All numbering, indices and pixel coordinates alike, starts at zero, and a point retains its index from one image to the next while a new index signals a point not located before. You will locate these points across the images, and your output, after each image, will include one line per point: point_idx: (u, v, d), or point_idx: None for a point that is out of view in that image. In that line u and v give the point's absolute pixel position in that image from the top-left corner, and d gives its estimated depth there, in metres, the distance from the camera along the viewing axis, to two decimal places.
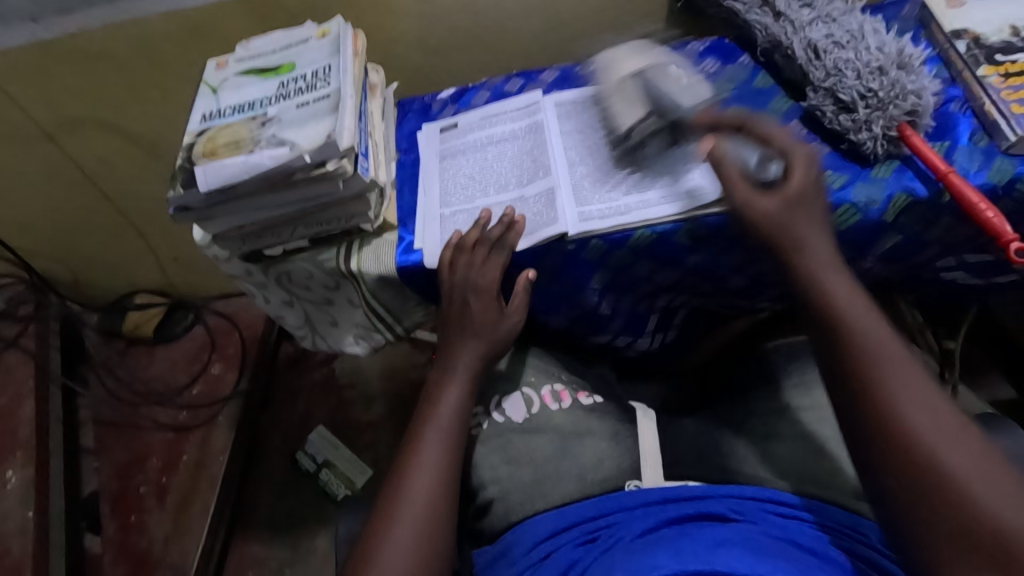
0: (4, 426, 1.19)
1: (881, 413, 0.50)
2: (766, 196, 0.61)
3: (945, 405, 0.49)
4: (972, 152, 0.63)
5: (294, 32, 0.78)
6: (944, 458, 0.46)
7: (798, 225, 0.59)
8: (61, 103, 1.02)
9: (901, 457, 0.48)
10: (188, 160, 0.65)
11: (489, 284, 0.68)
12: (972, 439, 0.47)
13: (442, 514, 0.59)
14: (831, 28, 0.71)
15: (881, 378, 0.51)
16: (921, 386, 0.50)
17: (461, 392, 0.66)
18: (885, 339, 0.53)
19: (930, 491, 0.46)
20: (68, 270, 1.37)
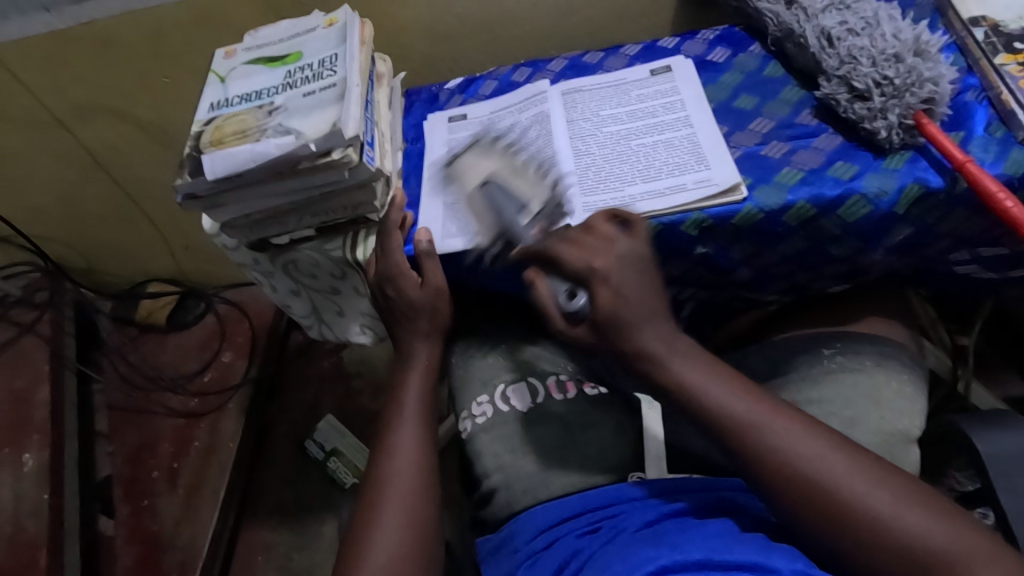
0: (20, 409, 1.22)
1: (779, 477, 0.51)
2: (581, 331, 0.60)
3: (791, 419, 0.53)
4: (987, 143, 0.61)
5: (302, 21, 0.78)
6: (840, 483, 0.49)
7: (637, 332, 0.57)
8: (74, 92, 1.03)
9: (816, 514, 0.49)
10: (195, 149, 0.66)
11: (395, 268, 0.70)
12: (853, 458, 0.51)
13: (429, 495, 0.61)
14: (844, 16, 0.70)
15: (760, 443, 0.52)
16: (795, 428, 0.52)
17: (421, 383, 0.70)
18: (746, 399, 0.54)
19: (854, 535, 0.48)
20: (82, 257, 1.39)
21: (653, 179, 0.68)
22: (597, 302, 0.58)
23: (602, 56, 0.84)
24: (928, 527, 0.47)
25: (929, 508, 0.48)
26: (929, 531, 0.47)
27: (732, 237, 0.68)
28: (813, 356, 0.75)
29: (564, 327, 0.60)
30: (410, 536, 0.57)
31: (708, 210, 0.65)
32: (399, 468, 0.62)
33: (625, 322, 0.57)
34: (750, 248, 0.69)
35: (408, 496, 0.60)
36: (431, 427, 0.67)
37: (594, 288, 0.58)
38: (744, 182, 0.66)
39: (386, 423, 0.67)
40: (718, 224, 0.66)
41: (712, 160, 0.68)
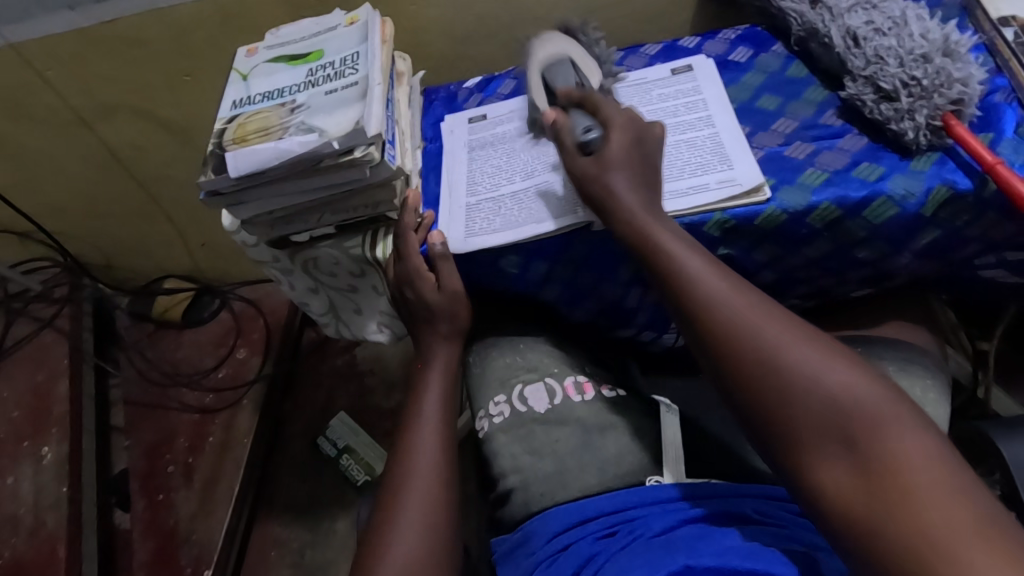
0: (40, 403, 1.23)
1: (712, 324, 0.51)
2: (593, 164, 0.62)
3: (740, 287, 0.52)
4: (1018, 144, 0.60)
5: (323, 20, 0.79)
6: (774, 342, 0.48)
7: (605, 177, 0.61)
8: (97, 90, 1.04)
9: (736, 361, 0.49)
10: (218, 146, 0.66)
11: (412, 270, 0.71)
12: (789, 317, 0.50)
13: (449, 494, 0.61)
14: (871, 15, 0.69)
15: (699, 293, 0.52)
16: (741, 292, 0.52)
17: (442, 385, 0.70)
18: (696, 255, 0.55)
19: (769, 381, 0.47)
20: (101, 253, 1.41)
21: (675, 178, 0.68)
22: (613, 136, 0.62)
23: (621, 56, 0.84)
24: (845, 381, 0.45)
25: (862, 374, 0.46)
26: (853, 388, 0.45)
27: (756, 239, 0.67)
28: None
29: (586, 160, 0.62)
30: (430, 535, 0.57)
31: (730, 211, 0.65)
32: (418, 467, 0.62)
33: (631, 160, 0.61)
34: (773, 251, 0.68)
35: (427, 496, 0.60)
36: (451, 428, 0.67)
37: (614, 128, 0.62)
38: (767, 183, 0.65)
39: (406, 423, 0.67)
40: (741, 225, 0.65)
41: (734, 155, 0.68)
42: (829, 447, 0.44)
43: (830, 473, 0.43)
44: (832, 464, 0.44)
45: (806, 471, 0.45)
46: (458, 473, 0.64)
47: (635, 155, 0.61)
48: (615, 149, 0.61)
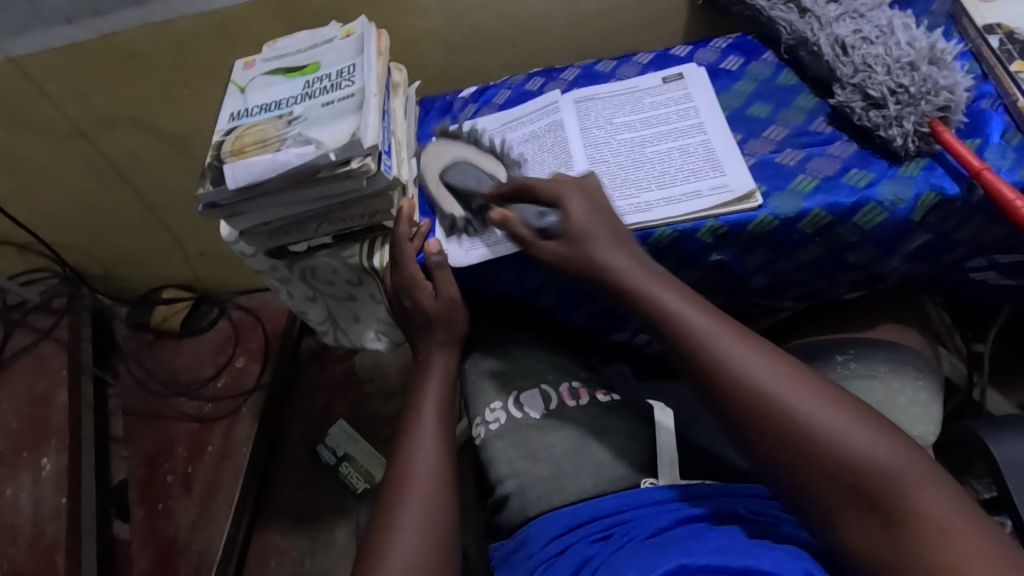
0: (39, 414, 1.23)
1: (733, 387, 0.52)
2: (561, 247, 0.64)
3: (759, 350, 0.54)
4: (1004, 150, 0.61)
5: (319, 33, 0.80)
6: (795, 411, 0.50)
7: (598, 251, 0.62)
8: (96, 102, 1.05)
9: (761, 425, 0.51)
10: (216, 158, 0.67)
11: (409, 281, 0.71)
12: (806, 379, 0.52)
13: (447, 500, 0.61)
14: (858, 24, 0.70)
15: (719, 357, 0.54)
16: (760, 355, 0.53)
17: (440, 392, 0.71)
18: (707, 317, 0.57)
19: (795, 450, 0.49)
20: (100, 263, 1.41)
21: (669, 186, 0.69)
22: (570, 213, 0.64)
23: (614, 65, 0.85)
24: (866, 446, 0.47)
25: (880, 432, 0.48)
26: (878, 449, 0.47)
27: (748, 244, 0.68)
28: (827, 362, 0.75)
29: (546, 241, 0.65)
30: (428, 541, 0.57)
31: (723, 217, 0.66)
32: (416, 474, 0.62)
33: (603, 235, 0.63)
34: (765, 256, 0.69)
35: (426, 502, 0.60)
36: (448, 434, 0.68)
37: (565, 200, 0.65)
38: (759, 190, 0.66)
39: (404, 430, 0.67)
40: (733, 231, 0.66)
41: (727, 162, 0.69)
42: (858, 511, 0.46)
43: (861, 531, 0.46)
44: (862, 523, 0.46)
45: (838, 531, 0.47)
46: (456, 478, 0.64)
47: (599, 224, 0.64)
48: (578, 225, 0.63)
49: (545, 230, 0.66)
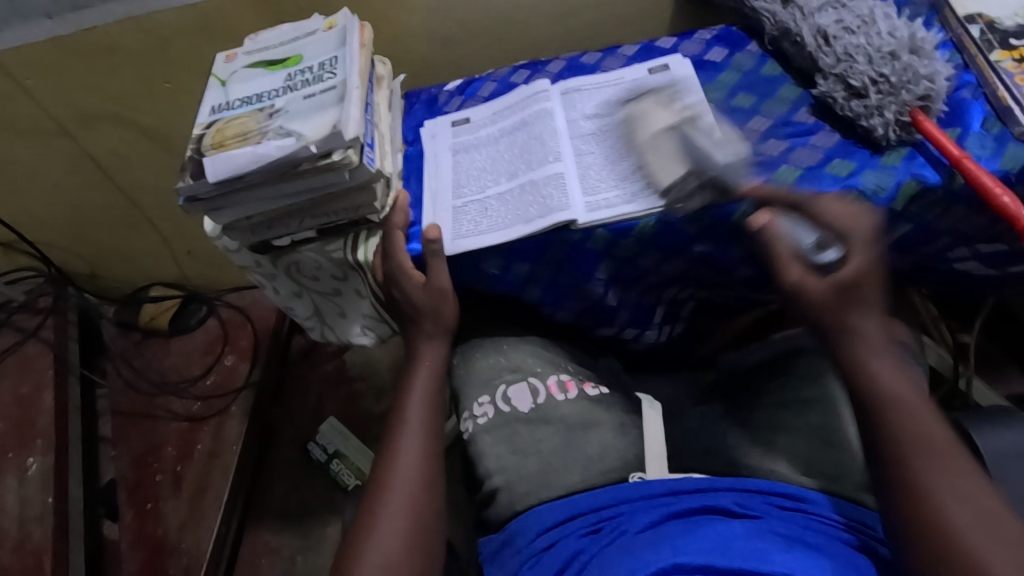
0: (24, 414, 1.22)
1: (893, 458, 0.52)
2: (814, 281, 0.60)
3: (951, 449, 0.51)
4: (984, 139, 0.61)
5: (301, 25, 0.79)
6: (952, 514, 0.48)
7: (843, 310, 0.58)
8: (77, 98, 1.04)
9: (902, 498, 0.51)
10: (196, 152, 0.66)
11: (403, 270, 0.71)
12: (988, 501, 0.48)
13: (430, 491, 0.61)
14: (840, 14, 0.70)
15: (891, 425, 0.53)
16: (950, 454, 0.51)
17: (428, 381, 0.70)
18: (913, 397, 0.54)
19: (932, 539, 0.48)
20: (86, 262, 1.40)
21: (653, 177, 0.69)
22: (848, 266, 0.59)
23: (599, 57, 0.85)
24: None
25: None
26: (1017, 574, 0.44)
27: (732, 235, 0.68)
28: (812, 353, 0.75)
29: (810, 280, 0.60)
30: (410, 533, 0.57)
31: (706, 208, 0.66)
32: (402, 466, 0.62)
33: (867, 290, 0.59)
34: (750, 247, 0.69)
35: (410, 494, 0.60)
36: (436, 425, 0.67)
37: (854, 252, 0.59)
38: (742, 180, 0.66)
39: (392, 426, 0.67)
40: (716, 222, 0.67)
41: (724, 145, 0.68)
42: None
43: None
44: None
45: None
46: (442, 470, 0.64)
47: (871, 281, 0.59)
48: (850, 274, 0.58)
49: (823, 267, 0.61)
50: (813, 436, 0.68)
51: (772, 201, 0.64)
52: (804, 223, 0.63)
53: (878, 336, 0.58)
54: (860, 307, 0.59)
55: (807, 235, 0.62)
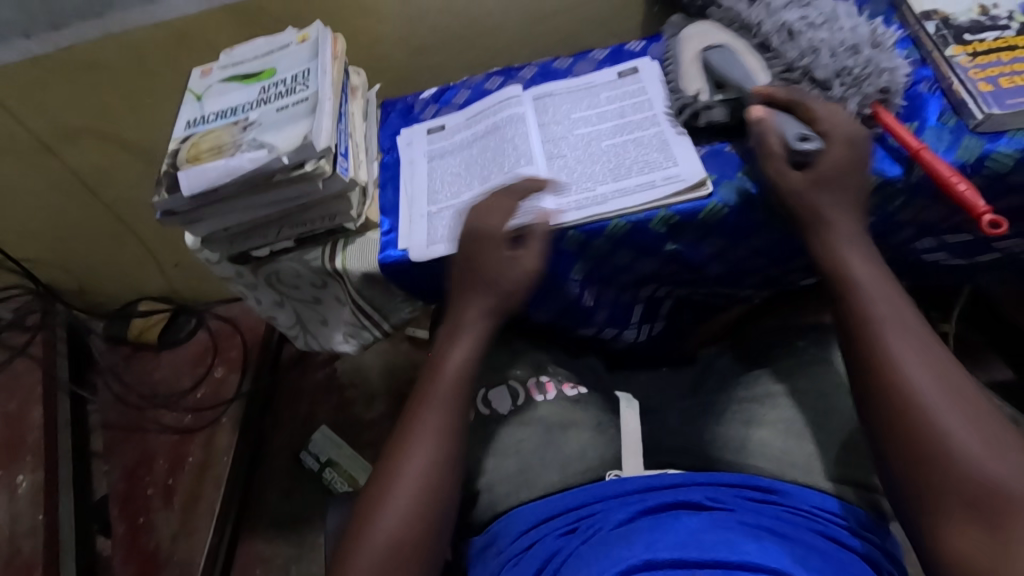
0: (14, 432, 1.22)
1: (883, 376, 0.53)
2: (799, 175, 0.62)
3: (925, 338, 0.54)
4: (940, 132, 0.63)
5: (275, 39, 0.80)
6: (924, 396, 0.51)
7: (824, 209, 0.61)
8: (59, 115, 1.04)
9: (894, 416, 0.52)
10: (172, 166, 0.67)
11: (495, 228, 0.66)
12: (959, 382, 0.51)
13: (439, 492, 0.58)
14: (805, 11, 0.72)
15: (880, 346, 0.55)
16: (922, 340, 0.54)
17: (460, 368, 0.64)
18: (887, 293, 0.58)
19: (900, 419, 0.51)
20: (73, 278, 1.41)
21: (622, 178, 0.70)
22: (832, 153, 0.61)
23: (571, 62, 0.86)
24: (970, 441, 0.48)
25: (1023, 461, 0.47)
26: (1009, 474, 0.46)
27: (701, 233, 0.69)
28: (786, 347, 0.76)
29: (788, 169, 0.62)
30: (411, 535, 0.56)
31: (674, 207, 0.67)
32: (415, 461, 0.59)
33: (844, 183, 0.61)
34: (719, 245, 0.71)
35: (418, 493, 0.57)
36: (460, 419, 0.63)
37: (834, 142, 0.61)
38: (709, 178, 0.67)
39: (419, 396, 0.63)
40: (684, 220, 0.68)
41: (688, 78, 0.73)
42: (956, 505, 0.47)
43: (957, 533, 0.46)
44: (960, 524, 0.46)
45: (935, 530, 0.47)
46: (456, 469, 0.61)
47: (851, 172, 0.61)
48: (831, 166, 0.60)
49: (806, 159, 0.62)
50: (786, 428, 0.69)
51: (772, 101, 0.65)
52: (795, 119, 0.64)
53: (857, 238, 0.61)
54: (836, 211, 0.61)
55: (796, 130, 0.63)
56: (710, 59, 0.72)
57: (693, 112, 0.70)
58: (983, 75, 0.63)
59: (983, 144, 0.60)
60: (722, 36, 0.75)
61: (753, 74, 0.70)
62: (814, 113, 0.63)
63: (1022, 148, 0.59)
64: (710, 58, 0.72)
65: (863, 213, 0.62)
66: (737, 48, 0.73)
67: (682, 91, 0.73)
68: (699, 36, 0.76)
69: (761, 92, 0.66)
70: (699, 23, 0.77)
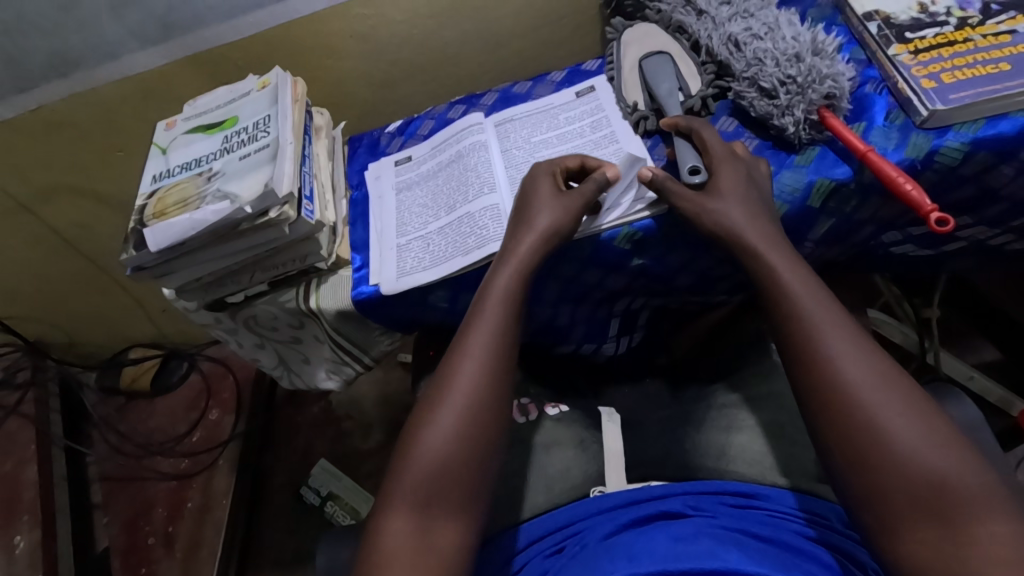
0: (9, 493, 1.22)
1: (821, 379, 0.51)
2: (702, 199, 0.63)
3: (862, 339, 0.53)
4: (888, 131, 0.64)
5: (236, 86, 0.81)
6: (868, 401, 0.49)
7: (737, 216, 0.61)
8: (32, 175, 1.05)
9: (836, 420, 0.50)
10: (139, 222, 0.69)
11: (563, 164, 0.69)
12: (904, 383, 0.50)
13: (486, 426, 0.56)
14: (748, 22, 0.73)
15: (818, 345, 0.53)
16: (858, 341, 0.52)
17: (507, 296, 0.62)
18: (820, 293, 0.56)
19: (851, 425, 0.49)
20: (63, 332, 1.41)
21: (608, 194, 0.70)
22: (722, 178, 0.63)
23: (530, 86, 0.88)
24: (923, 448, 0.46)
25: (964, 453, 0.46)
26: (957, 472, 0.45)
27: (666, 245, 0.70)
28: (763, 350, 0.77)
29: (693, 195, 0.63)
30: (461, 464, 0.54)
31: (635, 223, 0.68)
32: (453, 401, 0.57)
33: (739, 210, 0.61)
34: (685, 255, 0.72)
35: (464, 424, 0.56)
36: (503, 364, 0.59)
37: (719, 164, 0.64)
38: None
39: (435, 392, 0.58)
40: (646, 236, 0.69)
41: (627, 86, 0.77)
42: (919, 513, 0.45)
43: (915, 539, 0.45)
44: (918, 528, 0.45)
45: (890, 537, 0.46)
46: (508, 398, 0.59)
47: (748, 190, 0.62)
48: (727, 185, 0.62)
49: (699, 185, 0.65)
50: (767, 432, 0.70)
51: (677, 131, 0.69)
52: (693, 153, 0.68)
53: (776, 243, 0.59)
54: (727, 199, 0.62)
55: (691, 161, 0.67)
56: (647, 69, 0.76)
57: (632, 122, 0.75)
58: (925, 71, 0.64)
59: (931, 140, 0.61)
60: (662, 43, 0.78)
61: (685, 85, 0.75)
62: (706, 145, 0.65)
63: (969, 141, 0.60)
64: (651, 69, 0.76)
65: (768, 213, 0.62)
66: (674, 56, 0.77)
67: (626, 102, 0.77)
68: (641, 42, 0.79)
69: (669, 123, 0.69)
70: (637, 30, 0.81)
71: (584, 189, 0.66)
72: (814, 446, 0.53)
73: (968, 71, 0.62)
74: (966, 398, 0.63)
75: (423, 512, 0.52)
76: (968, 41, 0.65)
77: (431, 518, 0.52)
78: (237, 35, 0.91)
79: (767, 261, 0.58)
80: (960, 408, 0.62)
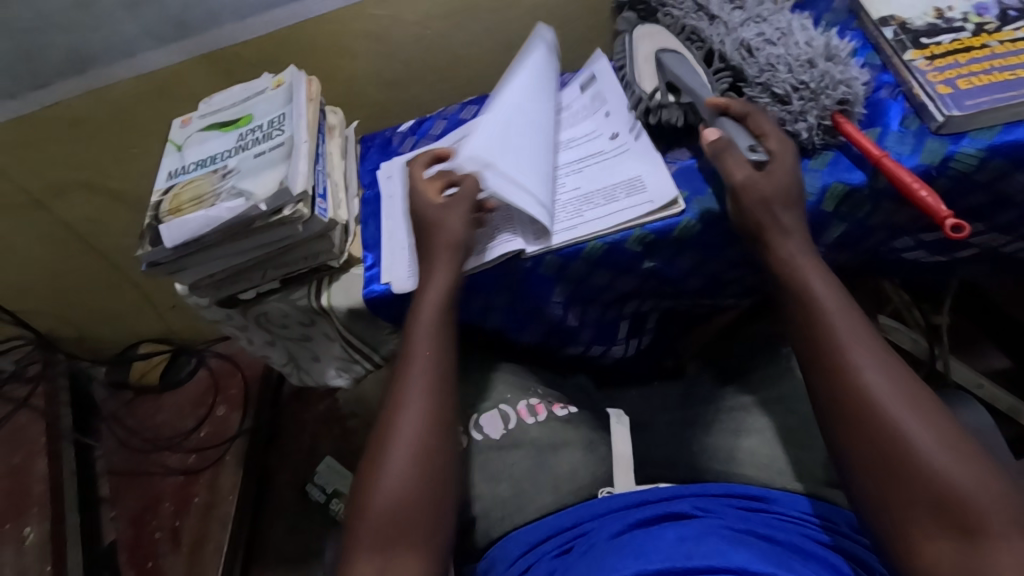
0: (18, 485, 1.23)
1: (843, 387, 0.52)
2: (761, 177, 0.61)
3: (887, 352, 0.53)
4: (903, 136, 0.64)
5: (251, 85, 0.82)
6: (889, 411, 0.49)
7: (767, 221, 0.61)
8: (48, 171, 1.06)
9: (856, 428, 0.50)
10: (155, 219, 0.69)
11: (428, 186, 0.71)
12: (926, 397, 0.50)
13: (434, 453, 0.58)
14: (761, 28, 0.73)
15: (841, 354, 0.53)
16: (882, 354, 0.53)
17: (433, 323, 0.64)
18: (846, 307, 0.56)
19: (870, 433, 0.49)
20: (73, 327, 1.42)
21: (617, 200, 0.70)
22: (780, 161, 0.62)
23: None
24: (943, 458, 0.46)
25: (984, 466, 0.46)
26: (976, 485, 0.45)
27: (677, 248, 0.70)
28: (773, 354, 0.77)
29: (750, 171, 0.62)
30: (419, 492, 0.56)
31: (648, 225, 0.68)
32: (400, 434, 0.58)
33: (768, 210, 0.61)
34: (695, 258, 0.72)
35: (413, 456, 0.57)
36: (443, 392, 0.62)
37: (779, 146, 0.63)
38: (681, 195, 0.68)
39: (379, 430, 0.60)
40: (659, 238, 0.69)
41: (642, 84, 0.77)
42: (935, 523, 0.45)
43: (930, 549, 0.45)
44: (934, 539, 0.45)
45: (907, 545, 0.46)
46: (450, 423, 0.61)
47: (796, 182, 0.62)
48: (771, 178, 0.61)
49: (760, 163, 0.64)
50: (776, 436, 0.69)
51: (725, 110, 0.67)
52: (744, 130, 0.66)
53: (802, 256, 0.60)
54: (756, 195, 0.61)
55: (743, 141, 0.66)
56: (660, 72, 0.76)
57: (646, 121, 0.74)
58: (941, 77, 0.64)
59: (946, 146, 0.61)
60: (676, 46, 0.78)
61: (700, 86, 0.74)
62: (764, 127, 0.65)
63: (984, 147, 0.60)
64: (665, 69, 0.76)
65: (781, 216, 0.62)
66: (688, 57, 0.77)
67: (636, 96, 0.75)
68: (654, 46, 0.80)
69: (716, 101, 0.67)
70: (650, 35, 0.81)
71: (462, 195, 0.68)
72: (832, 454, 0.53)
73: (985, 77, 0.62)
74: (978, 405, 0.63)
75: (384, 546, 0.53)
76: (985, 47, 0.65)
77: (392, 550, 0.53)
78: (252, 34, 0.92)
79: (795, 272, 0.59)
80: (971, 414, 0.62)
